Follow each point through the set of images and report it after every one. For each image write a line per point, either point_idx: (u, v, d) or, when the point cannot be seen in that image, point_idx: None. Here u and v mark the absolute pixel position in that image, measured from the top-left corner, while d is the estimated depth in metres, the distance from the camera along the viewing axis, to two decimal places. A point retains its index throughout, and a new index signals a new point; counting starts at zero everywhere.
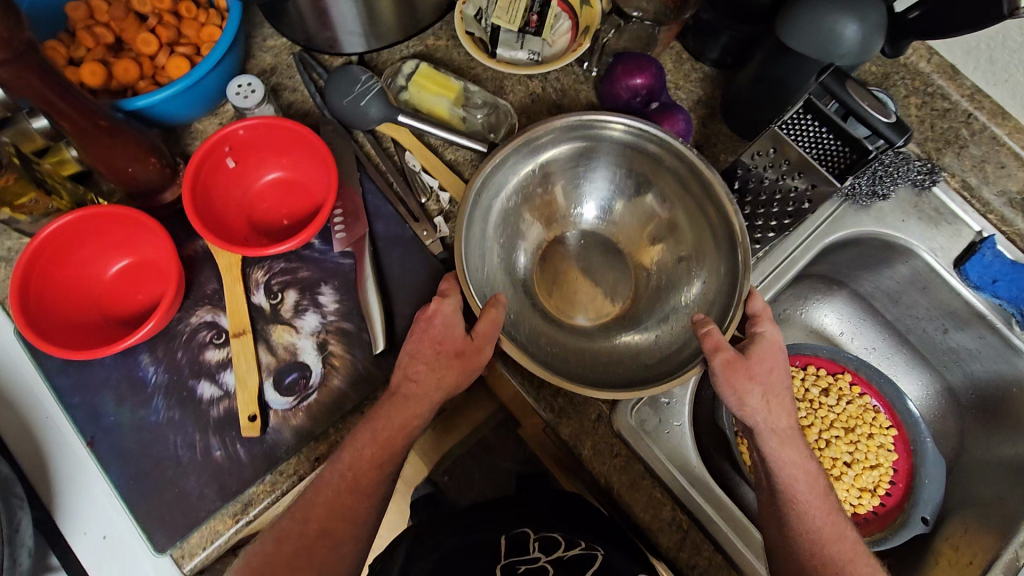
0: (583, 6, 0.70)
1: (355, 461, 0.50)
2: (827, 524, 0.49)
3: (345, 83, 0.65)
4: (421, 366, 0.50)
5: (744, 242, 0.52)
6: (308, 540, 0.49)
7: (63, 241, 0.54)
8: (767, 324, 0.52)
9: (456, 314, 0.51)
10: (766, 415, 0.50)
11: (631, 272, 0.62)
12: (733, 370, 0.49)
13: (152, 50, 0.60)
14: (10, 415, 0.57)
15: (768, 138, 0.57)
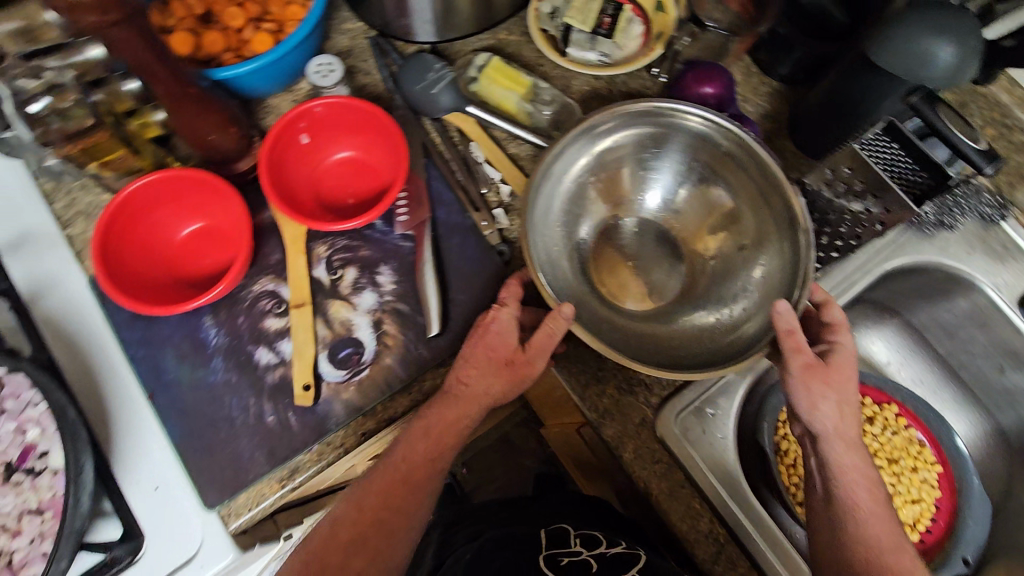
0: (656, 11, 0.70)
1: (408, 456, 0.51)
2: (885, 553, 0.48)
3: (418, 70, 0.66)
4: (473, 371, 0.52)
5: (808, 229, 0.53)
6: (365, 518, 0.50)
7: (143, 200, 0.56)
8: (844, 335, 0.53)
9: (511, 323, 0.54)
10: (837, 422, 0.50)
11: (685, 261, 0.62)
12: (811, 374, 0.50)
13: (240, 24, 0.61)
14: (74, 362, 0.59)
15: (845, 155, 0.58)
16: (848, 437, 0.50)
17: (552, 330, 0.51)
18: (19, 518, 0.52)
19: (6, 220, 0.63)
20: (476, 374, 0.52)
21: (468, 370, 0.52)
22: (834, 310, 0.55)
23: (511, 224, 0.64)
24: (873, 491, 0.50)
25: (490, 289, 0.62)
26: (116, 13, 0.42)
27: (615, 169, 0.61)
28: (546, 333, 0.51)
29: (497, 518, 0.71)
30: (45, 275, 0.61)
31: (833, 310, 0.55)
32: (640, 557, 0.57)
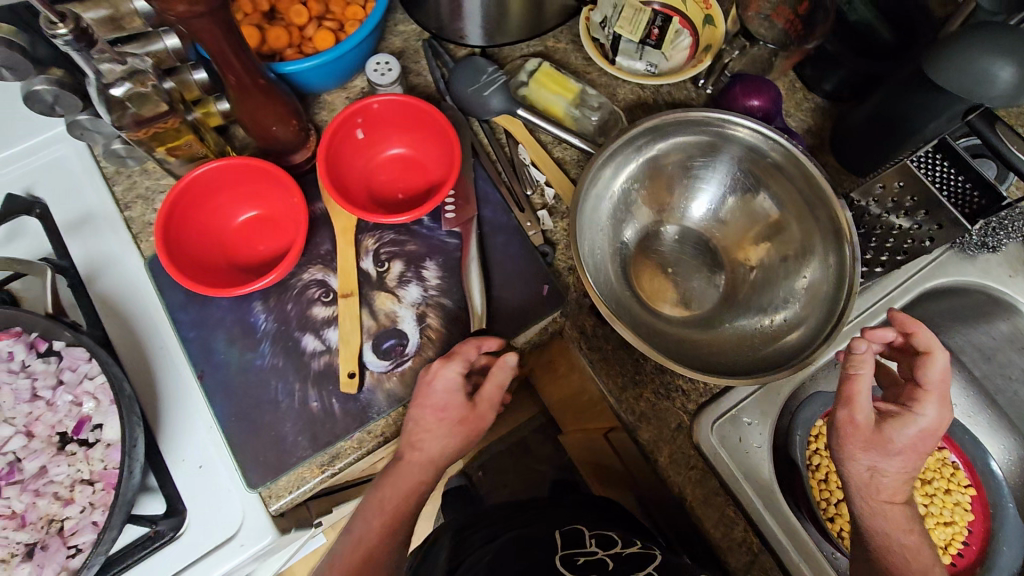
0: (705, 25, 0.71)
1: (366, 530, 0.57)
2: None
3: (471, 73, 0.67)
4: (424, 435, 0.57)
5: (853, 239, 0.54)
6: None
7: (205, 185, 0.58)
8: (926, 408, 0.51)
9: (456, 381, 0.56)
10: (865, 488, 0.51)
11: (729, 268, 0.63)
12: (852, 433, 0.51)
13: (303, 21, 0.64)
14: (127, 339, 0.61)
15: (897, 169, 0.61)
16: (884, 496, 0.51)
17: (499, 379, 0.58)
18: (72, 487, 0.54)
19: (68, 202, 0.65)
20: (426, 448, 0.57)
21: (419, 437, 0.57)
22: (936, 372, 0.51)
23: (555, 227, 0.66)
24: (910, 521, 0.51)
25: (532, 289, 0.63)
26: (204, 5, 0.43)
27: (660, 178, 0.62)
28: (495, 385, 0.59)
29: (519, 517, 0.71)
30: (104, 255, 0.64)
31: (930, 368, 0.51)
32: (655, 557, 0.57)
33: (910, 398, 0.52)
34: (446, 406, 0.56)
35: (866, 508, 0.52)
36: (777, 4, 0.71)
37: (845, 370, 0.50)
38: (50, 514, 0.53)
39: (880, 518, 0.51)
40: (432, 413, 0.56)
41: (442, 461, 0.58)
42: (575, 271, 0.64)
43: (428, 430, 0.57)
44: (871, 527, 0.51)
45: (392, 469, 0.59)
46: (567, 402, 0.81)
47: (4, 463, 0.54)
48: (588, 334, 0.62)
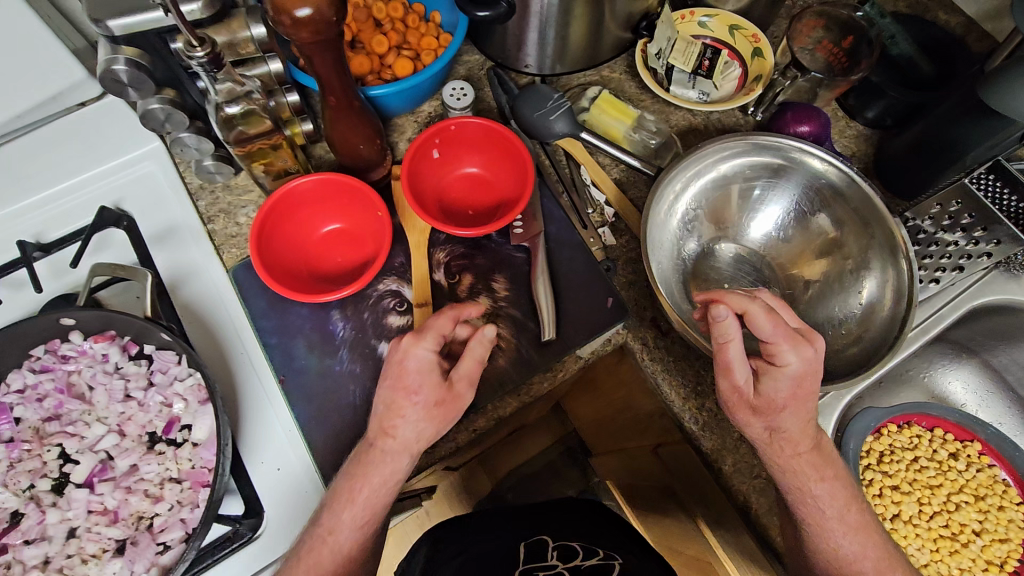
0: (754, 58, 0.75)
1: (334, 526, 0.52)
2: (841, 538, 0.52)
3: (537, 99, 0.71)
4: (402, 422, 0.51)
5: (910, 252, 0.58)
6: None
7: (294, 199, 0.61)
8: (788, 356, 0.48)
9: (431, 362, 0.52)
10: (768, 446, 0.52)
11: (790, 284, 0.65)
12: (737, 402, 0.51)
13: (384, 50, 0.69)
14: (211, 345, 0.63)
15: (958, 190, 0.67)
16: (788, 451, 0.51)
17: (478, 355, 0.53)
18: (161, 485, 0.55)
19: (154, 214, 0.69)
20: (398, 437, 0.51)
21: (392, 422, 0.51)
22: (768, 322, 0.48)
23: (616, 243, 0.69)
24: (820, 470, 0.52)
25: (596, 303, 0.65)
26: (325, 33, 0.48)
27: (724, 199, 0.66)
28: (473, 360, 0.53)
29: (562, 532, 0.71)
30: (187, 265, 0.67)
31: (759, 321, 0.48)
32: (613, 568, 0.59)
33: (768, 353, 0.49)
34: (418, 389, 0.51)
35: (778, 471, 0.52)
36: (820, 38, 0.75)
37: (714, 341, 0.49)
38: (140, 511, 0.55)
39: (791, 474, 0.52)
40: (411, 395, 0.51)
41: (421, 445, 0.52)
42: (635, 286, 0.67)
43: (405, 416, 0.51)
44: (785, 484, 0.53)
45: (362, 459, 0.52)
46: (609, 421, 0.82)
47: (97, 461, 0.56)
48: (650, 345, 0.65)
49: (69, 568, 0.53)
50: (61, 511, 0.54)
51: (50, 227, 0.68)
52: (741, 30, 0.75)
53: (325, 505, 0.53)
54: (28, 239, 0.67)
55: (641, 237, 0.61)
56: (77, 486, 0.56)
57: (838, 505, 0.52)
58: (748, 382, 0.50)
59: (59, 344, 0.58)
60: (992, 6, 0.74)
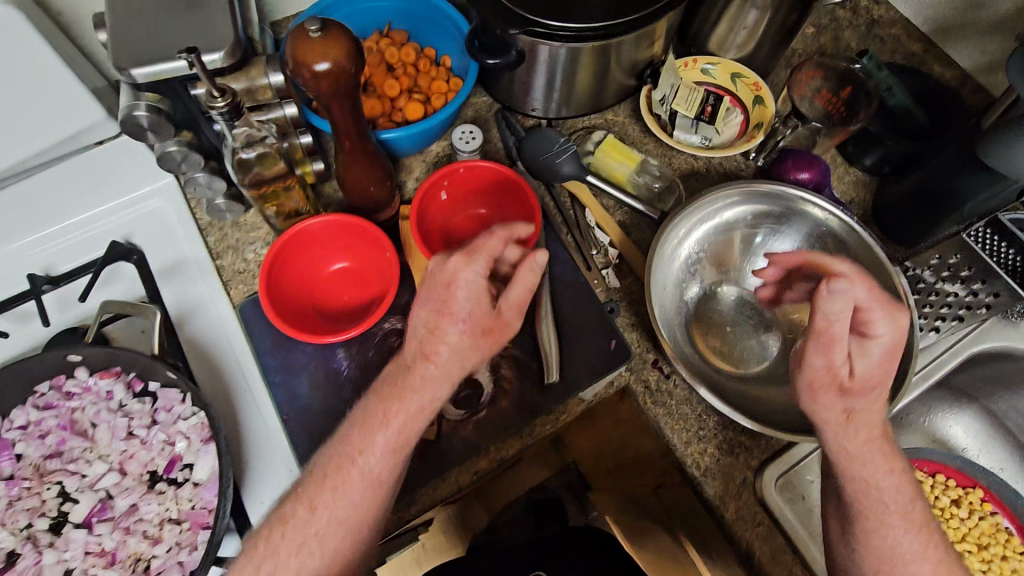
0: (756, 105, 0.77)
1: (365, 446, 0.51)
2: (903, 534, 0.50)
3: (544, 143, 0.73)
4: (446, 349, 0.51)
5: (911, 303, 0.59)
6: (337, 514, 0.50)
7: (303, 239, 0.62)
8: (881, 326, 0.49)
9: (482, 289, 0.51)
10: (839, 430, 0.51)
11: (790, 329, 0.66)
12: (821, 385, 0.50)
13: (395, 93, 0.70)
14: (215, 381, 0.64)
15: (956, 244, 0.69)
16: (862, 438, 0.51)
17: (528, 282, 0.51)
18: (160, 526, 0.55)
19: (163, 250, 0.70)
20: (439, 362, 0.51)
21: (435, 347, 0.51)
22: (868, 288, 0.49)
23: (620, 284, 0.69)
24: (889, 460, 0.51)
25: (599, 345, 0.65)
26: (347, 85, 0.49)
27: (726, 243, 0.68)
28: (521, 288, 0.52)
29: None
30: (194, 301, 0.67)
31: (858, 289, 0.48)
32: None
33: (860, 323, 0.50)
34: (464, 316, 0.50)
35: (843, 457, 0.51)
36: (819, 87, 0.78)
37: (817, 323, 0.47)
38: (138, 553, 0.54)
39: (857, 464, 0.50)
40: (459, 316, 0.51)
41: (461, 375, 0.53)
42: (638, 328, 0.67)
43: (447, 340, 0.51)
44: (851, 474, 0.51)
45: (399, 382, 0.52)
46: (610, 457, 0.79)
47: (96, 500, 0.56)
48: (653, 389, 0.65)
49: None
50: (58, 552, 0.54)
51: (59, 259, 0.68)
52: (743, 78, 0.77)
53: (352, 424, 0.52)
54: (37, 271, 0.67)
55: (645, 281, 0.62)
56: (75, 526, 0.55)
57: (902, 500, 0.51)
58: (845, 361, 0.49)
59: (65, 381, 0.58)
60: (986, 61, 0.78)
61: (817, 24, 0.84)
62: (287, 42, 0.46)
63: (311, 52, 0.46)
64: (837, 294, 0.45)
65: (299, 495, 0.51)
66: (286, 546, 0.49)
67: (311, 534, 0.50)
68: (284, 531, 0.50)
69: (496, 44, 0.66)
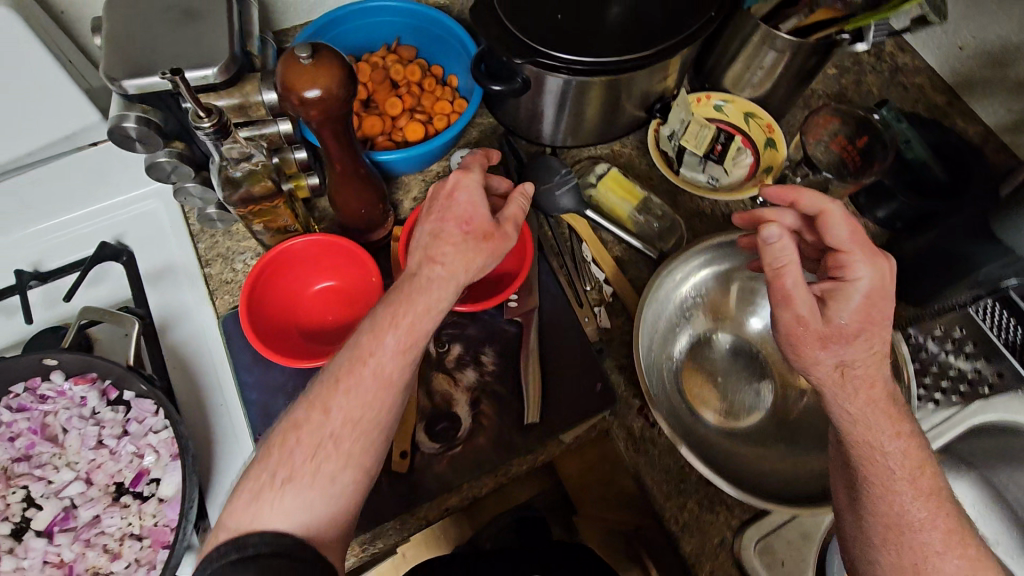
0: (767, 147, 0.75)
1: (377, 348, 0.46)
2: (910, 501, 0.45)
3: (544, 173, 0.72)
4: (447, 248, 0.49)
5: (910, 372, 0.56)
6: (355, 417, 0.44)
7: (290, 255, 0.61)
8: (859, 270, 0.48)
9: (479, 195, 0.52)
10: (839, 391, 0.47)
11: (782, 386, 0.64)
12: (798, 332, 0.48)
13: (397, 112, 0.70)
14: (191, 393, 0.63)
15: (960, 318, 0.66)
16: (862, 397, 0.47)
17: (521, 205, 0.54)
18: (121, 541, 0.54)
19: (152, 253, 0.69)
20: (441, 260, 0.49)
21: (438, 248, 0.49)
22: (844, 226, 0.49)
23: (611, 324, 0.67)
24: (894, 423, 0.46)
25: (584, 386, 0.63)
26: (337, 108, 0.49)
27: (722, 291, 0.66)
28: (517, 208, 0.53)
29: None
30: (178, 308, 0.67)
31: (835, 224, 0.50)
32: None
33: (840, 267, 0.49)
34: (466, 219, 0.50)
35: (844, 417, 0.47)
36: (836, 132, 0.75)
37: (771, 268, 0.49)
38: (95, 567, 0.54)
39: (862, 426, 0.47)
40: (467, 208, 0.51)
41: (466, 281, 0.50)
42: (626, 371, 0.65)
43: (451, 241, 0.49)
44: (853, 438, 0.47)
45: (406, 287, 0.48)
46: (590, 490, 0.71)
47: (60, 508, 0.56)
48: (636, 437, 0.63)
49: None
50: (16, 559, 0.53)
51: (48, 256, 0.69)
52: (757, 119, 0.76)
53: (362, 329, 0.47)
54: (26, 267, 0.68)
55: (636, 323, 0.60)
56: (36, 534, 0.55)
57: (910, 465, 0.45)
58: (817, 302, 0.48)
59: (39, 383, 0.58)
60: (1011, 119, 0.74)
61: (840, 65, 0.82)
62: (279, 66, 0.47)
63: (301, 79, 0.46)
64: (772, 240, 0.48)
65: (312, 401, 0.45)
66: (302, 453, 0.43)
67: (330, 438, 0.44)
68: (299, 438, 0.44)
69: (501, 69, 0.66)
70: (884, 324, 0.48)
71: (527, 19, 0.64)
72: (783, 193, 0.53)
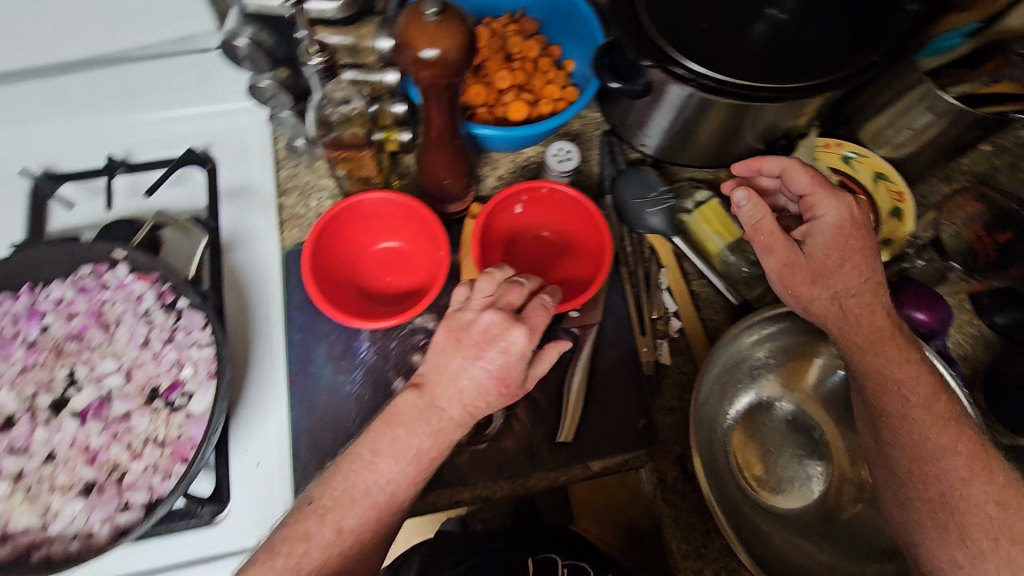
0: (892, 216, 0.67)
1: (395, 478, 0.41)
2: (927, 429, 0.44)
3: (640, 186, 0.67)
4: (482, 404, 0.42)
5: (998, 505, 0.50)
6: (363, 539, 0.40)
7: (364, 209, 0.59)
8: (822, 207, 0.50)
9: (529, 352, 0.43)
10: (842, 324, 0.49)
11: (842, 478, 0.58)
12: (789, 271, 0.51)
13: (505, 86, 0.66)
14: (240, 319, 0.63)
15: None
16: (866, 325, 0.48)
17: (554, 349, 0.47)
18: (143, 443, 0.55)
19: (234, 169, 0.69)
20: (470, 407, 0.42)
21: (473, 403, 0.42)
22: (802, 175, 0.52)
23: (670, 361, 0.63)
24: (903, 351, 0.47)
25: (625, 419, 0.60)
26: (447, 78, 0.46)
27: (803, 362, 0.61)
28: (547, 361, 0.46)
29: None
30: (247, 230, 0.67)
31: (795, 176, 0.52)
32: None
33: (808, 209, 0.52)
34: (507, 381, 0.42)
35: (855, 350, 0.48)
36: (972, 218, 0.67)
37: (749, 227, 0.53)
38: (116, 461, 0.55)
39: (869, 355, 0.48)
40: (517, 367, 0.43)
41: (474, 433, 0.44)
42: (673, 414, 0.62)
43: (485, 397, 0.42)
44: (864, 369, 0.48)
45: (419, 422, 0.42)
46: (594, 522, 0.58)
47: (97, 396, 0.57)
48: (667, 484, 0.59)
49: (36, 490, 0.54)
50: (50, 432, 0.56)
51: (140, 148, 0.70)
52: (887, 181, 0.67)
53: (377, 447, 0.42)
54: (117, 153, 0.69)
55: (701, 371, 0.55)
56: (72, 413, 0.57)
57: (923, 391, 0.46)
58: (794, 243, 0.51)
59: (106, 271, 0.59)
60: None
61: (995, 143, 0.73)
62: (403, 19, 0.44)
63: (422, 36, 0.43)
64: (742, 202, 0.52)
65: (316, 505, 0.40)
66: (313, 562, 0.38)
67: (340, 552, 0.39)
68: (309, 550, 0.39)
69: (630, 70, 0.61)
70: (865, 250, 0.50)
71: (668, 21, 0.59)
72: (750, 163, 0.58)
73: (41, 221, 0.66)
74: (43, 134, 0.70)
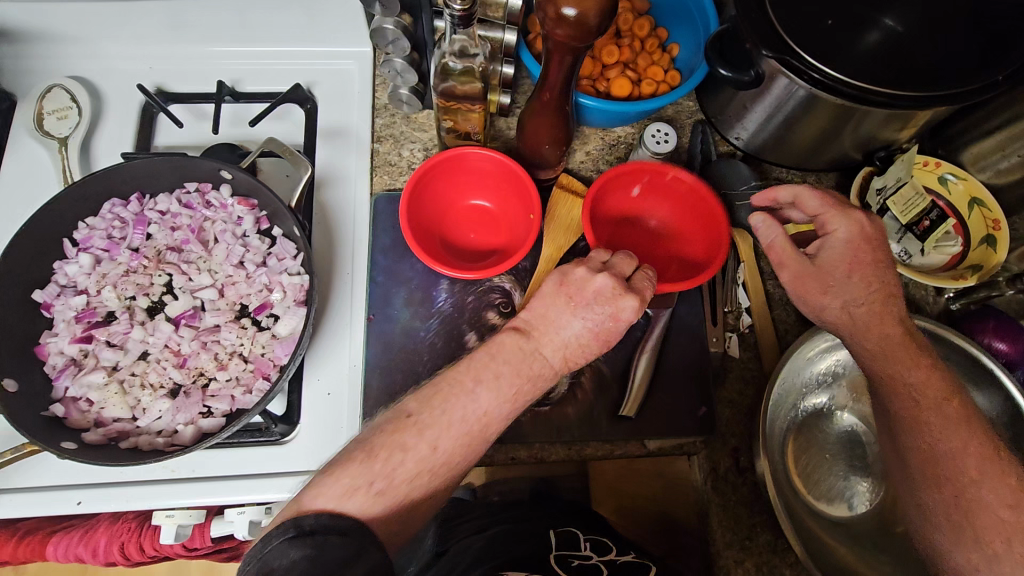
0: (982, 244, 0.66)
1: (493, 410, 0.45)
2: (940, 433, 0.48)
3: (731, 180, 0.68)
4: (579, 354, 0.48)
5: None
6: (452, 460, 0.44)
7: (482, 166, 0.61)
8: (834, 224, 0.52)
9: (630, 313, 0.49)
10: (853, 329, 0.51)
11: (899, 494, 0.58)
12: (803, 280, 0.52)
13: (610, 62, 0.67)
14: (327, 255, 0.65)
15: None
16: (875, 333, 0.50)
17: None
18: (229, 356, 0.58)
19: (334, 109, 0.71)
20: (568, 354, 0.48)
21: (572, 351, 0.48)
22: (813, 197, 0.53)
23: (737, 355, 0.64)
24: (915, 357, 0.49)
25: (686, 404, 0.61)
26: (578, 40, 0.47)
27: None
28: None
29: None
30: (340, 170, 0.68)
31: (808, 198, 0.54)
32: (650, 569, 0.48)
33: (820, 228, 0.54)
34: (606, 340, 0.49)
35: (868, 358, 0.51)
36: None
37: (765, 246, 0.54)
38: (203, 369, 0.58)
39: (881, 362, 0.50)
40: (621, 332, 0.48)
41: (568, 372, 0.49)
42: (733, 407, 0.63)
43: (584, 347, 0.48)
44: (879, 376, 0.50)
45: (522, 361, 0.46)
46: (628, 505, 0.61)
47: (191, 306, 0.60)
48: (718, 474, 0.60)
49: (128, 385, 0.57)
50: (145, 333, 0.59)
51: (248, 79, 0.72)
52: (982, 208, 0.67)
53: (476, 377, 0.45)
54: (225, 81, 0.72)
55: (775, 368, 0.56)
56: (166, 318, 0.60)
57: (934, 395, 0.48)
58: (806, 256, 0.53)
59: (209, 191, 0.62)
60: None
61: None
62: None
63: None
64: (759, 225, 0.53)
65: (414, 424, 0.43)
66: (405, 473, 0.42)
67: (429, 467, 0.43)
68: (405, 460, 0.42)
69: (739, 58, 0.61)
70: (876, 264, 0.51)
71: (792, 14, 0.58)
72: (764, 194, 0.57)
73: (150, 133, 0.69)
74: (156, 55, 0.72)
